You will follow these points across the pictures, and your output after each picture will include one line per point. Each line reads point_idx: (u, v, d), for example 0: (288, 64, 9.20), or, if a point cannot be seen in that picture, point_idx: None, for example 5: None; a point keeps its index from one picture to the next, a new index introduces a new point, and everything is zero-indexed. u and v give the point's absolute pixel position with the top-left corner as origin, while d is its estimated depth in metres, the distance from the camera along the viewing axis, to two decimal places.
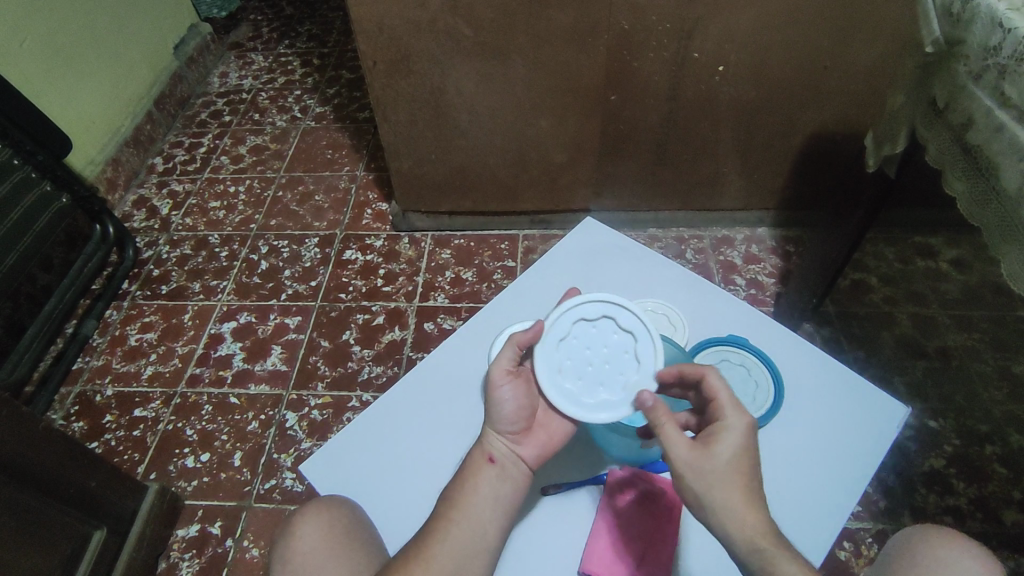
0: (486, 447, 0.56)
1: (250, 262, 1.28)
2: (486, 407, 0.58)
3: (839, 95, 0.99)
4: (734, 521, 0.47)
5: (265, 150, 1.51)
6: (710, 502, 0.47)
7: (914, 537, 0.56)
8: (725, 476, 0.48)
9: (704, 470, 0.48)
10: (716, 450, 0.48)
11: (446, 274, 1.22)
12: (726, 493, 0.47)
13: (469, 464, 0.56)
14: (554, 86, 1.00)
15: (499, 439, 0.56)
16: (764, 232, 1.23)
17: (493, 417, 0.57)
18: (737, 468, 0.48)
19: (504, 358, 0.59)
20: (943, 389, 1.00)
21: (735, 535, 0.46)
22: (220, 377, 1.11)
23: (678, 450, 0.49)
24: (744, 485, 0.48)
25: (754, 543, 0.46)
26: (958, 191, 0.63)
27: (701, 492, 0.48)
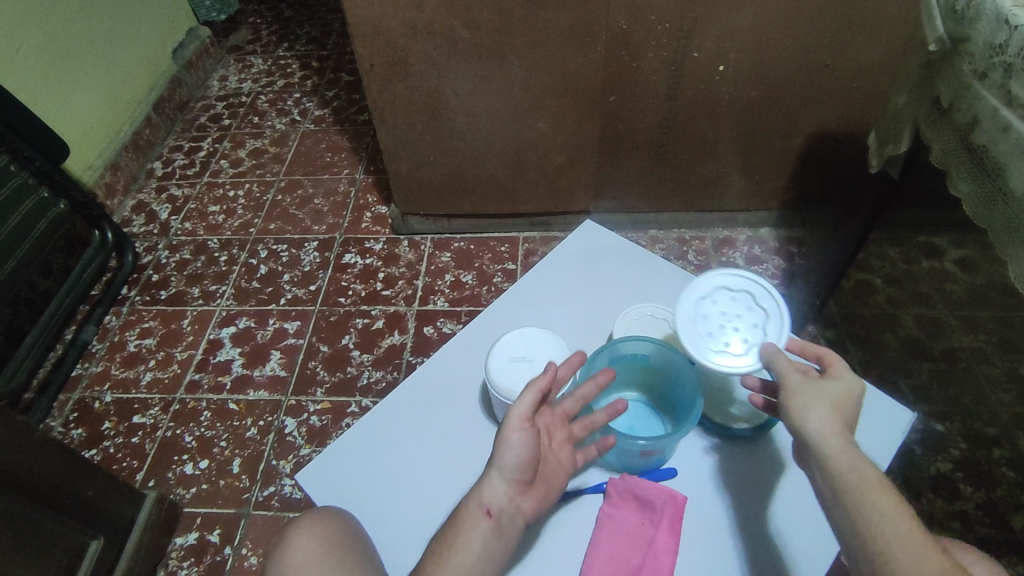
0: (484, 495, 0.53)
1: (249, 266, 1.28)
2: (492, 452, 0.54)
3: (842, 94, 0.97)
4: (832, 435, 0.48)
5: (264, 154, 1.50)
6: (812, 416, 0.49)
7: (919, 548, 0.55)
8: (831, 400, 0.50)
9: (813, 391, 0.51)
10: (827, 384, 0.51)
11: (446, 277, 1.21)
12: (827, 413, 0.49)
13: (463, 510, 0.53)
14: (553, 87, 0.99)
15: (500, 488, 0.53)
16: (767, 233, 1.22)
17: (499, 466, 0.53)
18: (843, 403, 0.50)
19: (523, 403, 0.55)
20: (949, 392, 0.99)
21: (832, 444, 0.48)
22: (219, 383, 1.10)
23: (791, 376, 0.52)
24: (844, 417, 0.50)
25: (850, 456, 0.47)
26: (964, 193, 0.62)
27: (805, 405, 0.50)
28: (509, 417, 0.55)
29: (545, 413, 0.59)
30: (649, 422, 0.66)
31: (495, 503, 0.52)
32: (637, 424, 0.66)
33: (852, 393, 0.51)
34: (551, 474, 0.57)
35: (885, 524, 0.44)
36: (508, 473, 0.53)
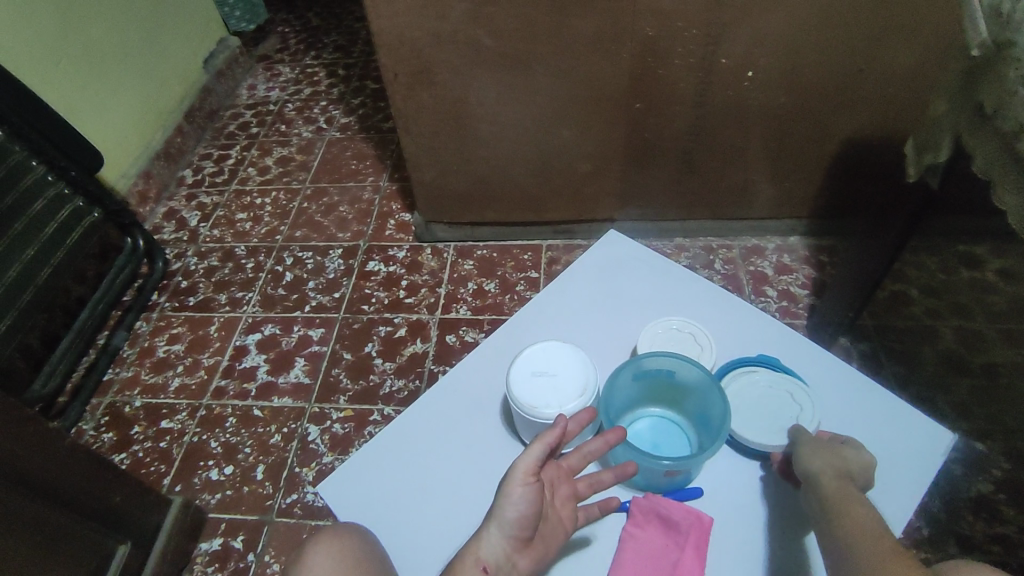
0: (479, 550, 0.51)
1: (275, 273, 1.29)
2: (494, 503, 0.53)
3: (876, 100, 0.94)
4: (828, 476, 0.54)
5: (291, 162, 1.52)
6: (814, 460, 0.55)
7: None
8: (835, 453, 0.56)
9: (816, 443, 0.57)
10: (837, 445, 0.56)
11: (468, 285, 1.21)
12: (826, 460, 0.55)
13: (460, 561, 0.52)
14: (577, 95, 0.98)
15: (496, 544, 0.52)
16: (797, 241, 1.19)
17: (499, 520, 0.52)
18: (851, 459, 0.55)
19: (529, 459, 0.54)
20: (991, 409, 0.95)
21: (824, 480, 0.53)
22: (244, 389, 1.11)
23: (806, 436, 0.58)
24: (848, 468, 0.54)
25: (839, 489, 0.52)
26: (1008, 205, 0.59)
27: (809, 452, 0.56)
28: (513, 472, 0.54)
29: (551, 467, 0.57)
30: (675, 439, 0.65)
31: (490, 558, 0.51)
32: (662, 443, 0.65)
33: (866, 456, 0.56)
34: (551, 532, 0.54)
35: (862, 538, 0.48)
36: (506, 528, 0.52)
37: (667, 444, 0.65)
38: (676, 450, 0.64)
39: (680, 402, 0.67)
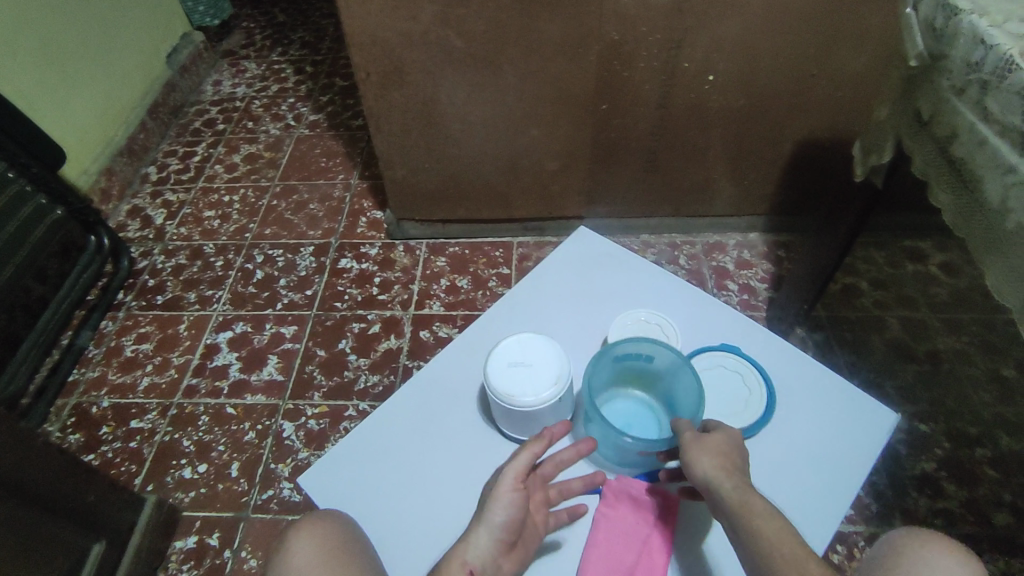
0: (467, 553, 0.52)
1: (245, 271, 1.29)
2: (483, 506, 0.55)
3: (827, 104, 1.00)
4: (723, 479, 0.53)
5: (259, 159, 1.51)
6: (704, 462, 0.54)
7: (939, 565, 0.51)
8: (718, 452, 0.55)
9: (701, 441, 0.56)
10: (714, 436, 0.57)
11: (441, 281, 1.23)
12: (716, 460, 0.54)
13: (446, 564, 0.52)
14: (545, 95, 1.00)
15: (486, 546, 0.53)
16: (756, 237, 1.24)
17: (490, 521, 0.54)
18: (729, 449, 0.56)
19: (518, 463, 0.56)
20: (933, 392, 1.01)
21: (722, 487, 0.53)
22: (216, 387, 1.11)
23: (686, 432, 0.57)
24: (734, 459, 0.55)
25: (739, 496, 0.52)
26: (943, 203, 0.64)
27: (698, 454, 0.55)
28: (502, 476, 0.56)
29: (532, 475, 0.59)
30: (647, 417, 0.68)
31: (478, 561, 0.52)
32: (634, 422, 0.68)
33: (733, 435, 0.57)
34: (529, 536, 0.57)
35: (778, 550, 0.48)
36: (494, 531, 0.53)
37: (639, 422, 0.68)
38: (648, 427, 0.67)
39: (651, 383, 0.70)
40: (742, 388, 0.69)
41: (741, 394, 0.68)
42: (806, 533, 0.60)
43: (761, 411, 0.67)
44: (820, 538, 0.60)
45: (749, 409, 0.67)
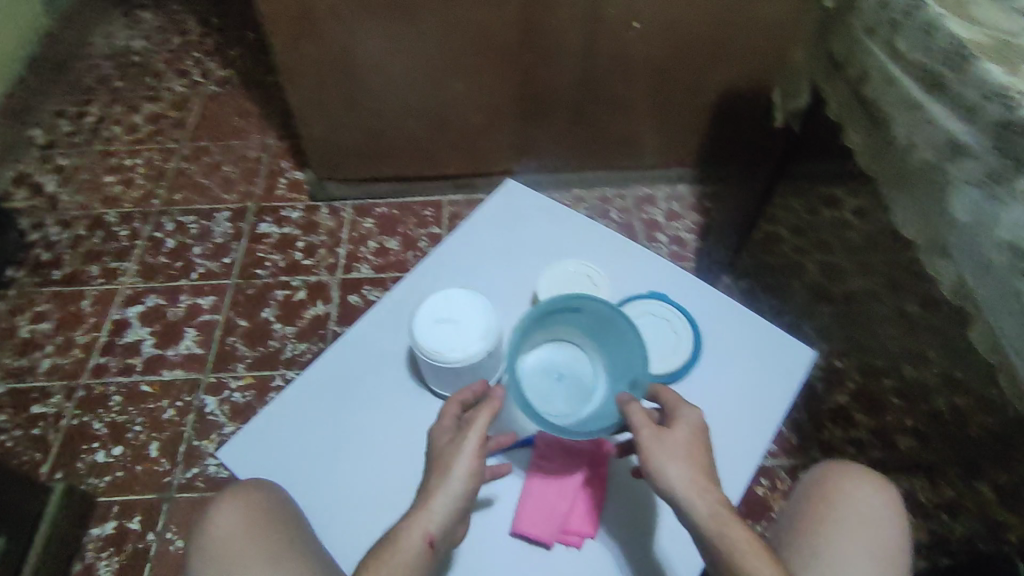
0: (430, 523, 0.51)
1: (154, 240, 1.19)
2: (442, 473, 0.53)
3: (747, 52, 1.00)
4: (694, 490, 0.50)
5: (163, 118, 1.39)
6: (672, 470, 0.50)
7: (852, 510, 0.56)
8: (682, 452, 0.51)
9: (668, 445, 0.51)
10: (676, 431, 0.53)
11: (369, 243, 1.18)
12: (683, 466, 0.51)
13: (404, 533, 0.51)
14: (467, 45, 0.96)
15: (445, 515, 0.52)
16: (685, 188, 1.26)
17: (451, 491, 0.52)
18: (694, 447, 0.52)
19: (480, 428, 0.54)
20: (847, 331, 1.07)
21: (694, 499, 0.50)
22: (128, 365, 1.04)
23: (646, 430, 0.52)
24: (700, 459, 0.52)
25: (713, 510, 0.49)
26: (856, 143, 0.65)
27: (666, 462, 0.51)
28: (463, 442, 0.54)
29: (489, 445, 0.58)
30: (577, 363, 0.64)
31: (438, 529, 0.51)
32: (565, 372, 0.63)
33: (696, 427, 0.53)
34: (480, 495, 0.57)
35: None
36: (456, 501, 0.52)
37: (570, 371, 0.63)
38: (581, 375, 0.63)
39: (572, 329, 0.64)
40: (671, 334, 0.69)
41: (670, 340, 0.69)
42: (730, 471, 0.62)
43: (686, 356, 0.68)
44: (743, 474, 0.62)
45: (677, 354, 0.68)
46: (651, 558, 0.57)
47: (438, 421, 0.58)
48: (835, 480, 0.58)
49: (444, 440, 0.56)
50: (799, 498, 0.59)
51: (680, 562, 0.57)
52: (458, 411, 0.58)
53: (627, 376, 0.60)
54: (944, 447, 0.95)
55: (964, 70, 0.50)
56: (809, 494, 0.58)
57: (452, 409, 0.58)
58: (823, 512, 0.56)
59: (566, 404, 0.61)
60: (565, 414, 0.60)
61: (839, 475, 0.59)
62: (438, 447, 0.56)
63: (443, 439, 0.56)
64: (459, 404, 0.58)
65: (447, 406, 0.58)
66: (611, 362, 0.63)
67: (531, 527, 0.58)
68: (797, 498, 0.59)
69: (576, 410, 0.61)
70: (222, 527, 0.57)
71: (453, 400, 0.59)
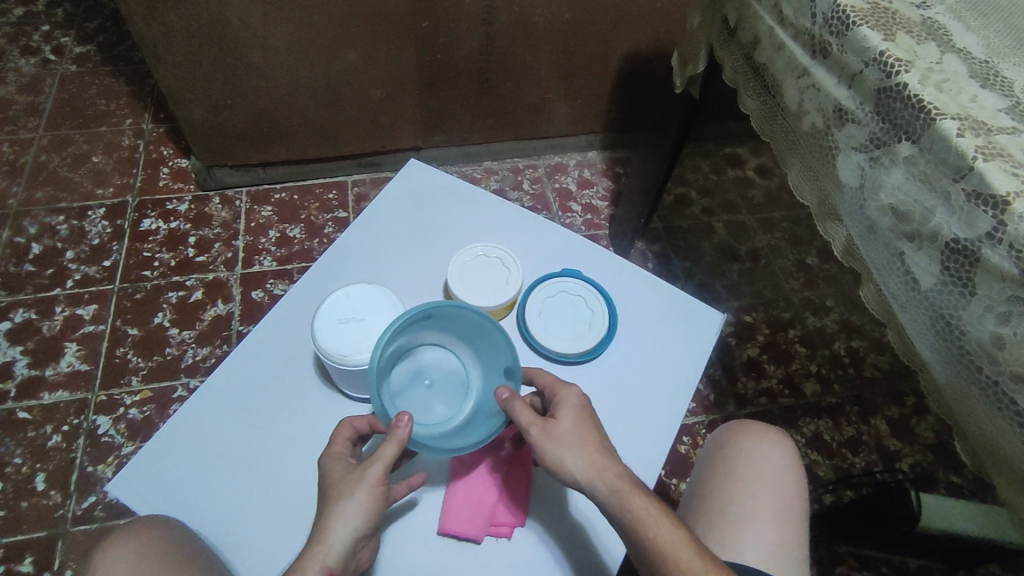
0: (327, 558, 0.46)
1: (17, 246, 1.06)
2: (339, 503, 0.49)
3: (648, 14, 0.99)
4: (593, 472, 0.49)
5: (13, 105, 1.22)
6: (568, 458, 0.49)
7: (755, 463, 0.59)
8: (574, 438, 0.50)
9: (557, 434, 0.50)
10: (564, 418, 0.51)
11: (270, 233, 1.10)
12: (578, 451, 0.50)
13: (299, 571, 0.46)
14: (357, 13, 0.89)
15: (344, 544, 0.47)
16: (594, 155, 1.25)
17: (348, 519, 0.48)
18: (585, 429, 0.51)
19: (385, 460, 0.50)
20: (754, 286, 1.12)
21: (596, 482, 0.49)
22: (1, 390, 0.93)
23: (534, 426, 0.51)
24: (595, 440, 0.51)
25: (612, 487, 0.48)
26: (751, 109, 0.66)
27: (561, 451, 0.50)
28: (364, 472, 0.50)
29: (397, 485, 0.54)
30: (442, 363, 0.61)
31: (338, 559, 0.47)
32: (433, 374, 0.61)
33: (581, 409, 0.53)
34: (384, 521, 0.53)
35: (668, 546, 0.45)
36: (356, 528, 0.48)
37: (437, 371, 0.61)
38: (449, 371, 0.61)
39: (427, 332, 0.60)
40: (586, 311, 0.69)
41: (584, 316, 0.68)
42: (651, 439, 0.63)
43: (600, 330, 0.68)
44: (663, 442, 0.63)
45: (592, 330, 0.68)
46: (578, 538, 0.57)
47: (330, 448, 0.53)
48: (740, 433, 0.61)
49: (342, 469, 0.51)
50: (708, 452, 0.62)
51: (606, 537, 0.56)
52: (350, 435, 0.55)
53: (497, 363, 0.59)
54: (843, 389, 1.02)
55: (846, 34, 0.50)
56: (716, 448, 0.62)
57: (344, 433, 0.54)
58: (730, 467, 0.59)
59: (447, 406, 0.59)
60: (447, 417, 0.59)
61: (744, 430, 0.62)
62: (337, 475, 0.51)
63: (342, 469, 0.51)
64: (352, 427, 0.55)
65: (339, 432, 0.54)
66: (476, 350, 0.61)
67: (456, 524, 0.56)
68: (705, 453, 0.62)
69: (457, 409, 0.59)
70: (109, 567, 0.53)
71: (345, 422, 0.55)
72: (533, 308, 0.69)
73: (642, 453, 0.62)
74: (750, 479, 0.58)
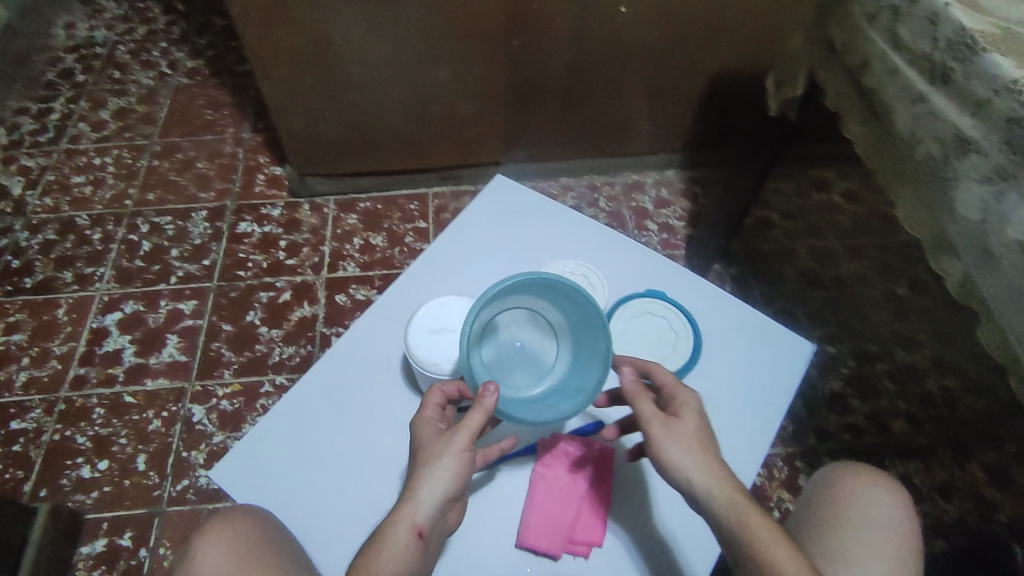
0: (416, 516, 0.49)
1: (129, 243, 1.15)
2: (428, 466, 0.51)
3: (740, 34, 0.98)
4: (708, 478, 0.49)
5: (131, 114, 1.33)
6: (685, 460, 0.50)
7: (864, 504, 0.57)
8: (693, 442, 0.51)
9: (678, 433, 0.51)
10: (685, 420, 0.52)
11: (354, 241, 1.15)
12: (696, 456, 0.50)
13: (391, 528, 0.49)
14: (452, 31, 0.92)
15: (433, 506, 0.49)
16: (673, 174, 1.24)
17: (437, 482, 0.50)
18: (702, 434, 0.52)
19: (472, 427, 0.51)
20: (839, 315, 1.07)
21: (713, 490, 0.49)
22: (109, 375, 1.00)
23: (654, 420, 0.52)
24: (712, 449, 0.51)
25: (733, 500, 0.48)
26: (855, 135, 0.64)
27: (677, 451, 0.50)
28: (453, 437, 0.51)
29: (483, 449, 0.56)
30: (536, 329, 0.62)
31: (427, 520, 0.49)
32: (527, 341, 0.62)
33: (701, 414, 0.53)
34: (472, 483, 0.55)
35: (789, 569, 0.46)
36: (445, 491, 0.50)
37: (528, 339, 0.62)
38: (538, 344, 0.62)
39: (529, 299, 0.60)
40: (670, 333, 0.68)
41: (669, 339, 0.68)
42: (734, 468, 0.62)
43: (684, 354, 0.67)
44: (747, 472, 0.62)
45: (676, 353, 0.67)
46: (657, 567, 0.57)
47: (421, 412, 0.55)
48: (845, 478, 0.59)
49: (433, 432, 0.53)
50: (809, 493, 0.60)
51: (686, 571, 0.56)
52: (441, 400, 0.56)
53: (591, 350, 0.58)
54: (936, 430, 0.96)
55: (973, 60, 0.49)
56: (818, 491, 0.59)
57: (435, 398, 0.56)
58: (838, 507, 0.57)
59: (526, 375, 0.61)
60: (528, 387, 0.60)
61: (848, 474, 0.59)
62: (427, 439, 0.53)
63: (432, 433, 0.53)
64: (442, 393, 0.56)
65: (430, 395, 0.56)
66: (573, 330, 0.61)
67: (536, 540, 0.57)
68: (805, 497, 0.60)
69: (539, 382, 0.60)
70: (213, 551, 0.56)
71: (436, 388, 0.57)
72: (617, 329, 0.69)
73: None
74: (860, 522, 0.56)
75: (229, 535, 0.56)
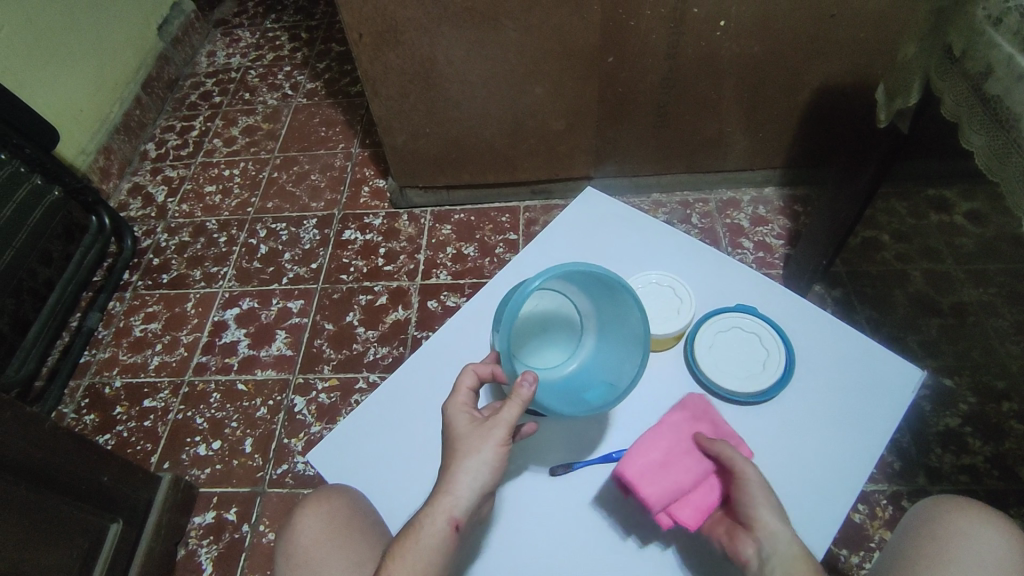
0: (454, 507, 0.51)
1: (249, 246, 1.27)
2: (462, 459, 0.52)
3: (848, 46, 0.94)
4: (776, 522, 0.51)
5: (258, 131, 1.47)
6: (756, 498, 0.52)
7: (970, 543, 0.52)
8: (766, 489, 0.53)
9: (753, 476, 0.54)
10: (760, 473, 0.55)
11: (447, 250, 1.20)
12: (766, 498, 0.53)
13: (429, 518, 0.51)
14: (549, 51, 0.95)
15: (469, 499, 0.51)
16: (772, 192, 1.20)
17: (472, 478, 0.52)
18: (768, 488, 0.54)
19: (511, 419, 0.53)
20: (959, 346, 0.98)
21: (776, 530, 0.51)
22: (226, 364, 1.11)
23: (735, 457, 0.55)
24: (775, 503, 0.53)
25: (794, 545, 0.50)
26: (976, 146, 0.60)
27: (752, 486, 0.53)
28: (491, 432, 0.53)
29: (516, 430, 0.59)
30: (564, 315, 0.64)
31: (464, 511, 0.51)
32: (550, 321, 0.65)
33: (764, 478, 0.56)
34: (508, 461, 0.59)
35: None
36: (482, 487, 0.52)
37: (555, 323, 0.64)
38: (565, 327, 0.64)
39: (559, 284, 0.62)
40: (760, 349, 0.66)
41: (758, 355, 0.66)
42: (827, 496, 0.58)
43: (774, 372, 0.64)
44: (841, 501, 0.58)
45: (766, 370, 0.65)
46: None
47: (454, 397, 0.57)
48: (957, 512, 0.54)
49: (468, 420, 0.55)
50: (906, 526, 0.57)
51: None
52: (473, 383, 0.58)
53: (621, 335, 0.61)
54: None
55: None
56: (922, 521, 0.55)
57: (467, 381, 0.58)
58: (938, 544, 0.53)
59: (550, 357, 0.63)
60: (556, 366, 0.63)
61: (988, 524, 0.53)
62: (461, 428, 0.54)
63: (466, 421, 0.55)
64: (475, 375, 0.58)
65: (462, 379, 0.58)
66: (598, 318, 0.63)
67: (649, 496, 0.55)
68: (912, 517, 0.57)
69: (567, 359, 0.63)
70: (312, 529, 0.61)
71: (468, 370, 0.58)
72: (704, 341, 0.67)
73: (815, 510, 0.57)
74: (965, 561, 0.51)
75: (325, 512, 0.61)
